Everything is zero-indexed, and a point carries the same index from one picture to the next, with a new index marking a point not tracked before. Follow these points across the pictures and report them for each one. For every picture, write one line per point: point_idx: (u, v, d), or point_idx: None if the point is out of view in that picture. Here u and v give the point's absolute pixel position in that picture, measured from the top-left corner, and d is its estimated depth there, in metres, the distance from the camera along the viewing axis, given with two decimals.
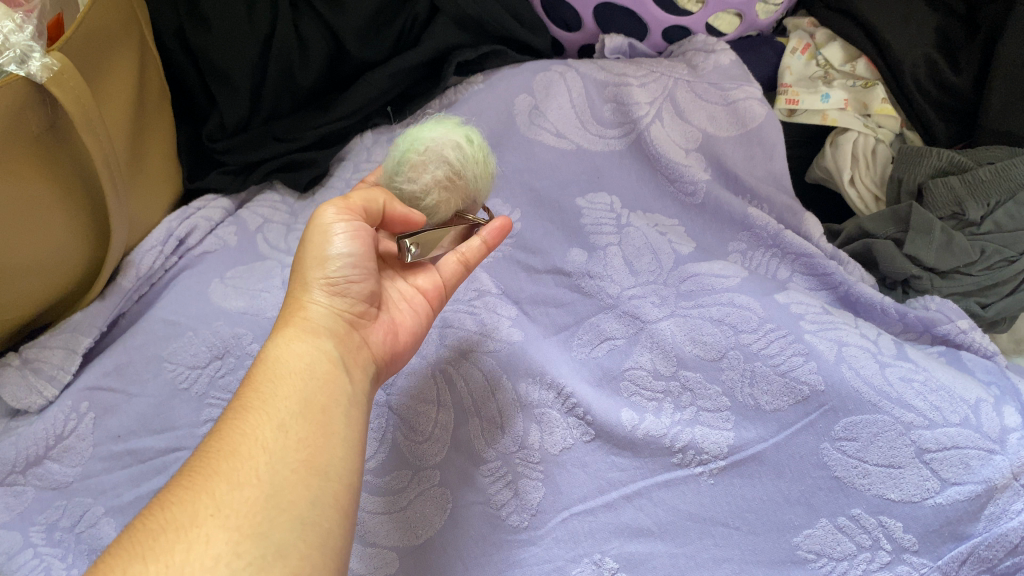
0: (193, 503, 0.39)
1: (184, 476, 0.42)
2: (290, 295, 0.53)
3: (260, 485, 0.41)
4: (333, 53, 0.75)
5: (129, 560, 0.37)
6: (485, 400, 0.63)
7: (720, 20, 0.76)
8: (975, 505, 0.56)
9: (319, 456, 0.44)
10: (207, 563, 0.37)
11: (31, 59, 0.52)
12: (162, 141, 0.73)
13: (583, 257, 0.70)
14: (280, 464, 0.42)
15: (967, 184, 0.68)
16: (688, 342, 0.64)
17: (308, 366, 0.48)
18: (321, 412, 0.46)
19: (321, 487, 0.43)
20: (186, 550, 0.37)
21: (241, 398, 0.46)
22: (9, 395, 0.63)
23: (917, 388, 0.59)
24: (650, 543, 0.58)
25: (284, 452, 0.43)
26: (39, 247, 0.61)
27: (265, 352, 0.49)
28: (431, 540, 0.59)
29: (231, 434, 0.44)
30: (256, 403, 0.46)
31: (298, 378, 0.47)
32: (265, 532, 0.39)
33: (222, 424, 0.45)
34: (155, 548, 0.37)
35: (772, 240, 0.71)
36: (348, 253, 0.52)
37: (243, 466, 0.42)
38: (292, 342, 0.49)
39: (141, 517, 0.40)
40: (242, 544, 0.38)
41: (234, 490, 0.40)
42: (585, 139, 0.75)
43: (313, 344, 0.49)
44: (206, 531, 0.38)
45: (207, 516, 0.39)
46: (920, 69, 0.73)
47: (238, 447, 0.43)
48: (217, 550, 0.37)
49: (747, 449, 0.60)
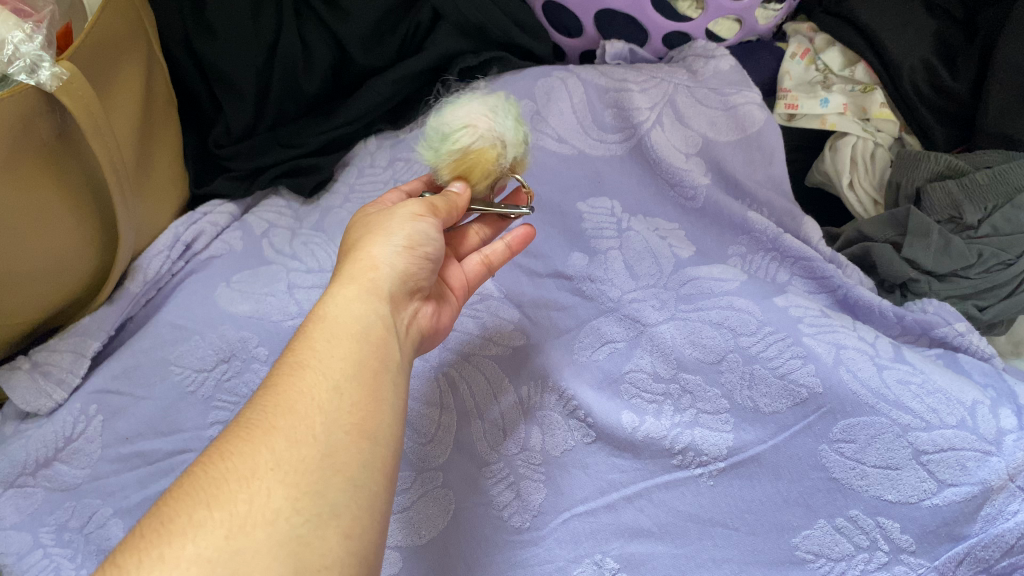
0: (253, 456, 0.39)
1: (241, 428, 0.41)
2: (355, 252, 0.53)
3: (316, 443, 0.40)
4: (337, 60, 0.76)
5: (191, 505, 0.37)
6: (487, 402, 0.64)
7: (720, 26, 0.77)
8: (971, 506, 0.56)
9: (371, 422, 0.43)
10: (267, 516, 0.36)
11: (40, 68, 0.53)
12: (169, 148, 0.74)
13: (584, 261, 0.71)
14: (336, 425, 0.41)
15: (964, 188, 0.68)
16: (688, 345, 0.65)
17: (364, 329, 0.47)
18: (374, 376, 0.45)
19: (372, 452, 0.42)
20: (248, 500, 0.37)
21: (295, 354, 0.45)
22: (19, 399, 0.64)
23: (914, 390, 0.60)
24: (650, 543, 0.59)
25: (339, 414, 0.42)
26: (50, 252, 0.62)
27: (323, 308, 0.48)
28: (434, 540, 0.59)
29: (289, 391, 0.42)
30: (310, 360, 0.44)
31: (353, 339, 0.46)
32: (321, 491, 0.38)
33: (278, 376, 0.44)
34: (218, 497, 0.37)
35: (771, 243, 0.71)
36: (426, 227, 0.53)
37: (301, 423, 0.41)
38: (352, 302, 0.48)
39: (199, 466, 0.39)
40: (300, 501, 0.37)
41: (293, 447, 0.39)
42: (586, 144, 0.76)
43: (371, 306, 0.48)
44: (266, 484, 0.37)
45: (267, 470, 0.38)
46: (919, 72, 0.73)
47: (296, 404, 0.41)
48: (279, 503, 0.37)
49: (747, 451, 0.61)
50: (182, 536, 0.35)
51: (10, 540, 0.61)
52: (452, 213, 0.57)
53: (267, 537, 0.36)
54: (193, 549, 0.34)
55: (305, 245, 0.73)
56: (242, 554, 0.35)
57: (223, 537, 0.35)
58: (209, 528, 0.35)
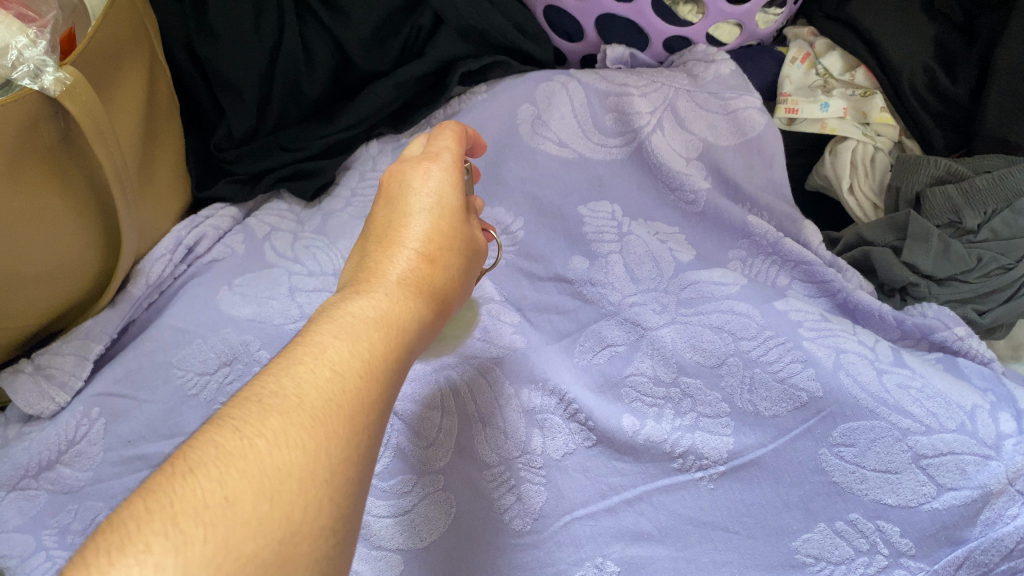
0: (316, 455, 0.38)
1: (305, 414, 0.39)
2: (415, 249, 0.53)
3: (364, 464, 0.40)
4: (338, 64, 0.76)
5: (255, 492, 0.35)
6: (488, 405, 0.65)
7: (720, 30, 0.77)
8: (971, 510, 0.56)
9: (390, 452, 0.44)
10: (317, 530, 0.36)
11: (44, 74, 0.54)
12: (171, 151, 0.74)
13: (585, 265, 0.71)
14: (376, 447, 0.42)
15: (964, 193, 0.69)
16: (688, 349, 0.65)
17: (408, 351, 0.48)
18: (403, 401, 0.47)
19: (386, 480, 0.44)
20: (304, 509, 0.36)
21: (356, 346, 0.44)
22: (21, 402, 0.65)
23: (914, 394, 0.60)
24: (651, 546, 0.59)
25: (382, 436, 0.43)
26: (53, 256, 0.62)
27: (378, 306, 0.47)
28: (434, 543, 0.60)
29: (350, 389, 0.41)
30: (373, 364, 0.44)
31: (401, 358, 0.47)
32: (342, 483, 0.38)
33: (339, 363, 0.42)
34: (280, 491, 0.36)
35: (772, 248, 0.71)
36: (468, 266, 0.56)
37: (359, 437, 0.40)
38: (411, 318, 0.49)
39: (258, 438, 0.37)
40: (340, 523, 0.37)
41: (325, 432, 0.39)
42: (587, 148, 0.76)
43: (419, 330, 0.49)
44: (321, 495, 0.37)
45: (297, 450, 0.37)
46: (919, 76, 0.73)
47: (358, 411, 0.41)
48: (326, 518, 0.37)
49: (747, 455, 0.61)
50: (244, 526, 0.34)
51: (13, 543, 0.61)
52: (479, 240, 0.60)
53: (312, 552, 0.35)
54: (252, 545, 0.34)
55: (307, 248, 0.73)
56: (291, 564, 0.34)
57: (278, 541, 0.34)
58: (269, 527, 0.34)
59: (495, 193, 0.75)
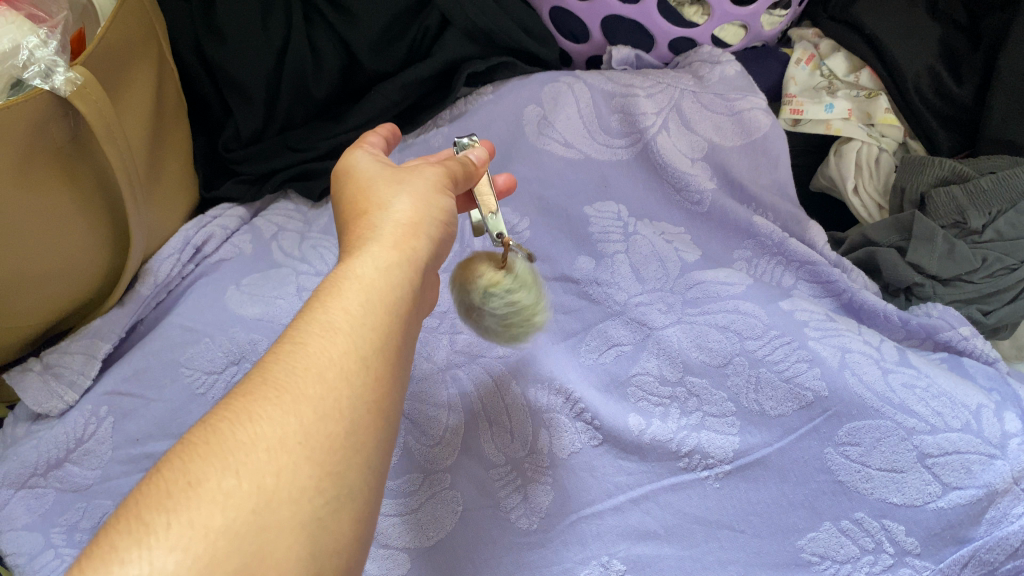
0: (281, 425, 0.37)
1: (269, 389, 0.39)
2: (383, 204, 0.50)
3: (344, 422, 0.39)
4: (345, 65, 0.76)
5: (219, 470, 0.35)
6: (495, 404, 0.65)
7: (725, 32, 0.78)
8: (976, 509, 0.57)
9: (393, 400, 0.42)
10: (293, 495, 0.35)
11: (55, 74, 0.54)
12: (179, 152, 0.75)
13: (591, 265, 0.72)
14: (363, 401, 0.40)
15: (969, 193, 0.69)
16: (694, 348, 0.66)
17: (398, 298, 0.45)
18: (400, 350, 0.44)
19: (390, 430, 0.42)
20: (275, 476, 0.35)
21: (326, 311, 0.43)
22: (30, 400, 0.65)
23: (919, 394, 0.61)
24: (657, 545, 0.59)
25: (367, 389, 0.41)
26: (63, 254, 0.62)
27: (355, 263, 0.45)
28: (441, 542, 0.60)
29: (318, 355, 0.40)
30: (342, 323, 0.42)
31: (386, 306, 0.44)
32: (346, 471, 0.38)
33: (304, 335, 0.42)
34: (245, 465, 0.35)
35: (777, 248, 0.72)
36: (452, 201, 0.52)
37: (331, 397, 0.39)
38: (389, 265, 0.46)
39: (223, 421, 0.37)
40: (323, 482, 0.37)
41: (321, 422, 0.38)
42: (593, 148, 0.76)
43: (407, 274, 0.46)
44: (292, 460, 0.36)
45: (294, 444, 0.37)
46: (923, 79, 0.74)
47: (326, 372, 0.40)
48: (311, 493, 0.36)
49: (753, 454, 0.61)
50: (210, 503, 0.34)
51: (22, 541, 0.62)
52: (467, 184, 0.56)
53: (291, 518, 0.35)
54: (222, 520, 0.33)
55: (315, 248, 0.74)
56: (267, 532, 0.34)
57: (248, 512, 0.34)
58: (237, 499, 0.34)
59: (501, 194, 0.75)
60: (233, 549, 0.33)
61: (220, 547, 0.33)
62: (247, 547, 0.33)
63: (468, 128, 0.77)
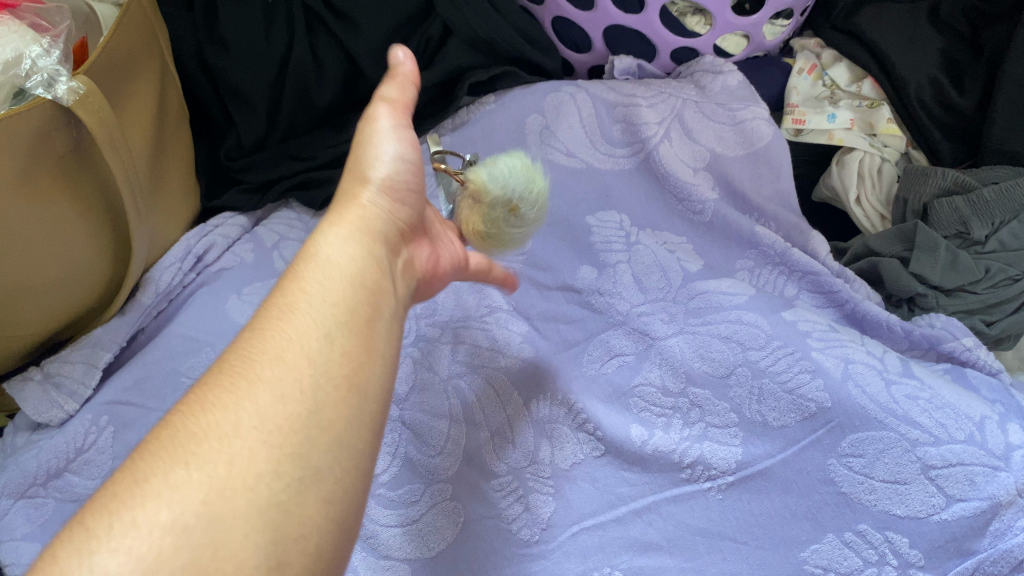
0: (234, 412, 0.39)
1: (225, 379, 0.41)
2: (344, 188, 0.52)
3: (302, 402, 0.40)
4: (347, 73, 0.77)
5: (170, 465, 0.36)
6: (498, 414, 0.65)
7: (727, 41, 0.78)
8: (980, 522, 0.56)
9: (360, 374, 0.43)
10: (247, 481, 0.36)
11: (57, 82, 0.54)
12: (181, 160, 0.75)
13: (593, 275, 0.72)
14: (322, 381, 0.41)
15: (971, 204, 0.69)
16: (696, 358, 0.65)
17: (360, 272, 0.46)
18: (366, 324, 0.45)
19: (359, 406, 0.42)
20: (229, 463, 0.37)
21: (283, 295, 0.45)
22: (30, 410, 0.65)
23: (922, 405, 0.60)
24: (659, 557, 0.59)
25: (326, 367, 0.42)
26: (65, 262, 0.62)
27: (313, 245, 0.48)
28: (443, 552, 0.60)
29: (274, 340, 0.42)
30: (300, 303, 0.44)
31: (346, 283, 0.46)
32: (306, 453, 0.38)
33: (263, 321, 0.44)
34: (196, 456, 0.37)
35: (778, 258, 0.72)
36: (400, 154, 0.52)
37: (286, 379, 0.40)
38: (347, 240, 0.48)
39: (180, 418, 0.39)
40: (281, 465, 0.37)
41: (278, 405, 0.39)
42: (595, 158, 0.76)
43: (366, 248, 0.48)
44: (247, 445, 0.37)
45: (251, 429, 0.38)
46: (926, 89, 0.74)
47: (282, 354, 0.41)
48: (266, 478, 0.37)
49: (755, 465, 0.61)
50: (159, 499, 0.35)
51: (19, 552, 0.61)
52: (410, 90, 0.56)
53: (243, 506, 0.35)
54: (169, 514, 0.34)
55: None
56: (219, 521, 0.35)
57: (200, 502, 0.35)
58: (187, 492, 0.35)
59: None
60: (182, 542, 0.34)
61: (170, 542, 0.34)
62: (197, 540, 0.34)
63: (470, 137, 0.78)
